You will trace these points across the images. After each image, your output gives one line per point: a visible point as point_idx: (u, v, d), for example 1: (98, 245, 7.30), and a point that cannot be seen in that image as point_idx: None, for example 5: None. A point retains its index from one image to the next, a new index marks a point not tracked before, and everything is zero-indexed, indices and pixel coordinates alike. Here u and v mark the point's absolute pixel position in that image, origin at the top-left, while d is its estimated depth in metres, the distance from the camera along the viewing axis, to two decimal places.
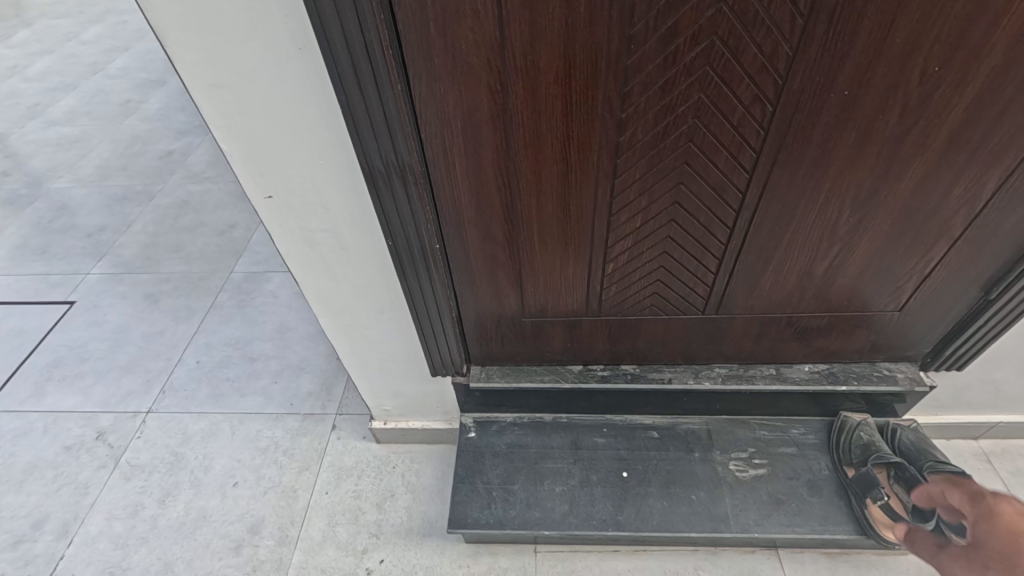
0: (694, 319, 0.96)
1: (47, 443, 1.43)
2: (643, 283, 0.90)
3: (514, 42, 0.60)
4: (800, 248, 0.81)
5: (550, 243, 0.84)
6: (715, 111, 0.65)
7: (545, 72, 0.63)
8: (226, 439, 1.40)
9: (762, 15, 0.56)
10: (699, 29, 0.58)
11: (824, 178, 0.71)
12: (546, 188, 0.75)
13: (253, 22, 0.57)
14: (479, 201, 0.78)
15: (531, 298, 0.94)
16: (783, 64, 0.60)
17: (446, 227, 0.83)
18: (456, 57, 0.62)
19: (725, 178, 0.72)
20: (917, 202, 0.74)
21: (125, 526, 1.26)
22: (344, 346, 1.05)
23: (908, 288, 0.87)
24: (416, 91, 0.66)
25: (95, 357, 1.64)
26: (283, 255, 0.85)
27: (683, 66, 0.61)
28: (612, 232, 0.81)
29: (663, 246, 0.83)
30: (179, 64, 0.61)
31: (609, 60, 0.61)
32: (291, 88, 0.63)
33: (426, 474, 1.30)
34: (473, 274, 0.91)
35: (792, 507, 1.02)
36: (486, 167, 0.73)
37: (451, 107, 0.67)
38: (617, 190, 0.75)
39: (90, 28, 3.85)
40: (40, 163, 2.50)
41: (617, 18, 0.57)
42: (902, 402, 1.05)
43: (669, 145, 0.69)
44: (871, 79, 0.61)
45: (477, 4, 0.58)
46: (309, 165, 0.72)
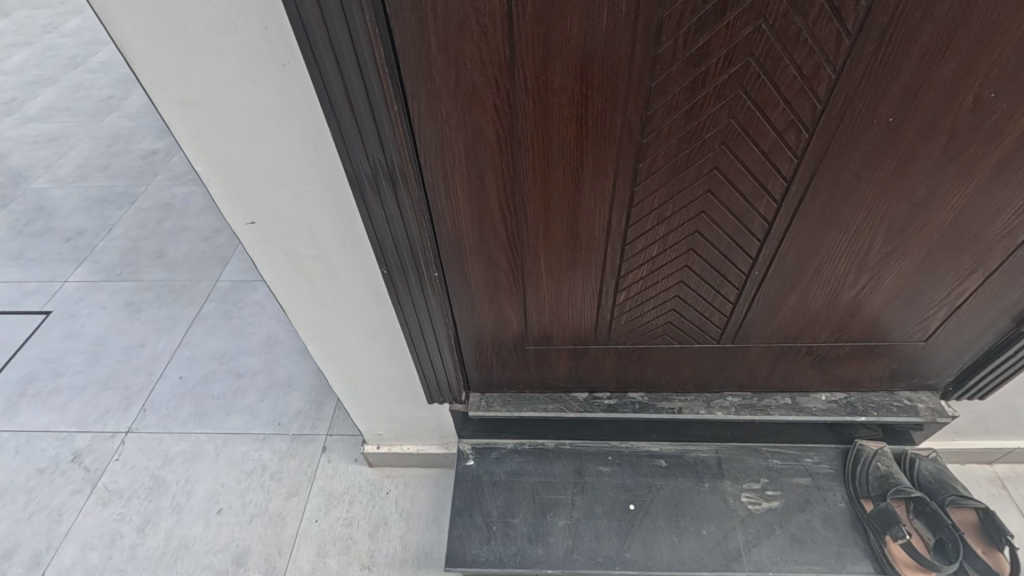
0: (708, 347, 0.92)
1: (19, 465, 1.35)
2: (656, 310, 0.85)
3: (525, 62, 0.55)
4: (826, 279, 0.77)
5: (559, 272, 0.78)
6: (745, 136, 0.60)
7: (561, 93, 0.57)
8: (209, 462, 1.33)
9: (805, 34, 0.52)
10: (730, 50, 0.53)
11: (859, 208, 0.66)
12: (554, 215, 0.70)
13: (229, 33, 0.50)
14: (483, 229, 0.72)
15: (538, 327, 0.89)
16: (825, 88, 0.55)
17: (445, 253, 0.77)
18: (460, 75, 0.56)
19: (750, 206, 0.68)
20: (956, 233, 0.69)
21: (102, 556, 1.19)
22: (335, 373, 0.99)
23: (937, 319, 0.83)
24: (414, 113, 0.60)
25: (71, 372, 1.55)
26: (268, 282, 0.79)
27: (713, 89, 0.56)
28: (625, 261, 0.76)
29: (679, 274, 0.79)
30: (144, 80, 0.54)
31: (633, 81, 0.56)
32: (274, 107, 0.57)
33: (420, 500, 1.24)
34: (476, 303, 0.85)
35: (807, 543, 0.97)
36: (489, 193, 0.67)
37: (452, 130, 0.61)
38: (633, 218, 0.70)
39: (71, 19, 3.72)
40: (16, 162, 2.40)
41: (645, 37, 0.52)
42: (920, 430, 1.01)
43: (692, 171, 0.64)
44: (919, 106, 0.56)
45: (484, 19, 0.52)
46: (294, 189, 0.65)
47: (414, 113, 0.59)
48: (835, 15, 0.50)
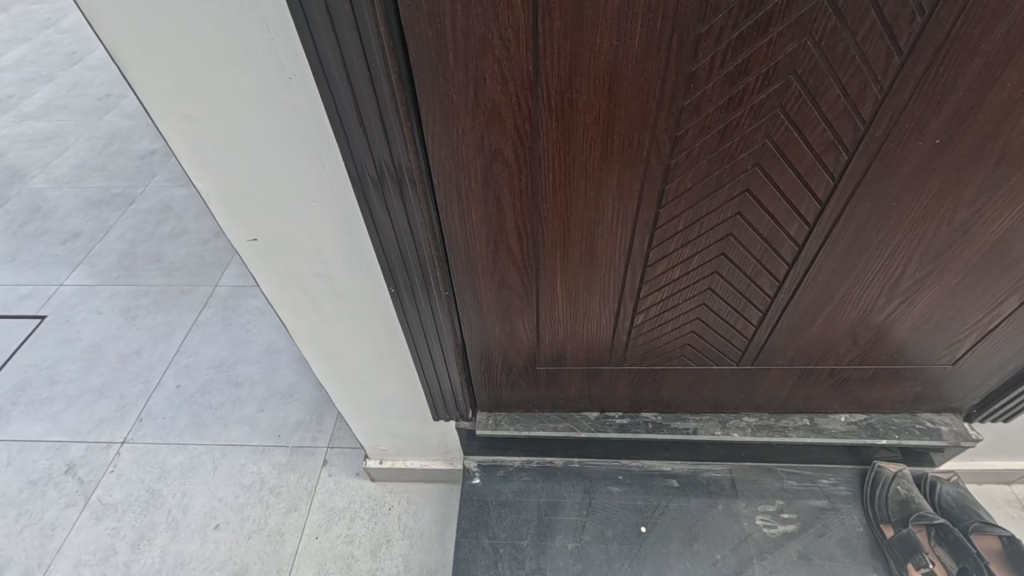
0: (728, 368, 0.92)
1: (11, 477, 1.31)
2: (678, 331, 0.86)
3: (549, 79, 0.53)
4: (856, 296, 0.77)
5: (576, 289, 0.78)
6: (780, 157, 0.60)
7: (586, 110, 0.56)
8: (207, 475, 1.30)
9: (852, 51, 0.51)
10: (769, 70, 0.53)
11: (895, 231, 0.68)
12: (574, 235, 0.69)
13: (232, 46, 0.47)
14: (496, 248, 0.71)
15: (549, 346, 0.88)
16: (869, 109, 0.55)
17: (458, 273, 0.75)
18: (480, 91, 0.55)
19: (780, 226, 0.68)
20: (995, 256, 0.70)
21: (95, 573, 1.15)
22: (338, 389, 0.96)
23: (965, 344, 0.84)
24: (427, 132, 0.58)
25: (65, 380, 1.52)
26: (270, 301, 0.75)
27: (752, 108, 0.56)
28: (646, 283, 0.77)
29: (702, 295, 0.80)
30: (141, 94, 0.51)
31: (665, 100, 0.55)
32: (279, 122, 0.53)
33: (423, 517, 1.20)
34: (484, 320, 0.83)
35: (826, 570, 0.93)
36: (507, 212, 0.66)
37: (469, 148, 0.60)
38: (656, 239, 0.70)
39: (70, 15, 3.68)
40: (12, 161, 2.36)
41: (681, 56, 0.51)
42: (940, 453, 0.99)
43: (722, 193, 0.65)
44: (966, 131, 0.57)
45: (509, 34, 0.50)
46: (300, 207, 0.62)
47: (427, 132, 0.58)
48: (887, 36, 0.50)
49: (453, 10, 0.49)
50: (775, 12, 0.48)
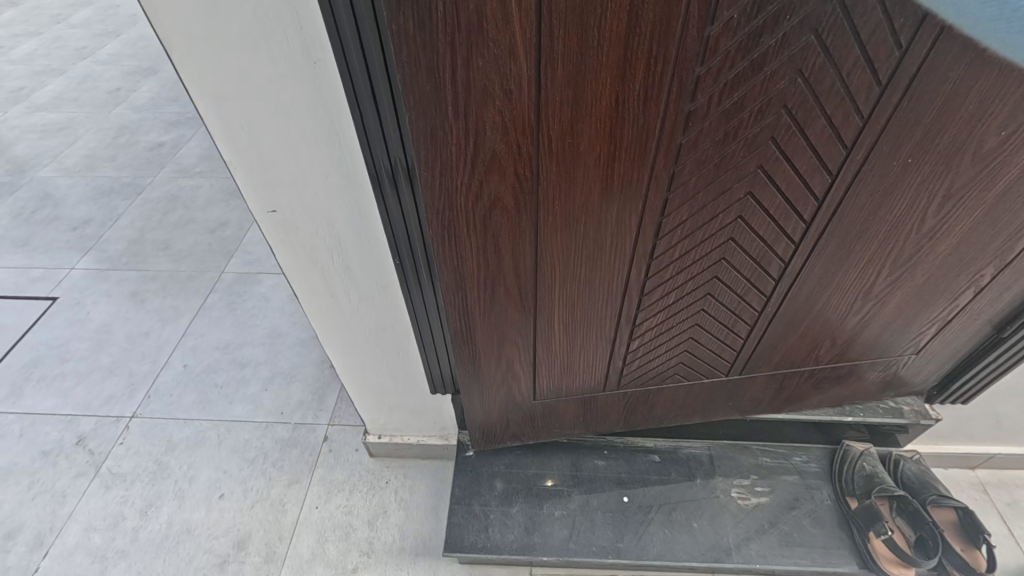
0: (717, 380, 0.99)
1: (24, 448, 1.37)
2: (672, 353, 0.93)
3: (551, 123, 0.57)
4: (836, 303, 0.84)
5: (574, 317, 0.82)
6: (770, 183, 0.66)
7: (588, 153, 0.60)
8: (212, 449, 1.36)
9: (837, 85, 0.56)
10: (759, 107, 0.57)
11: (871, 242, 0.74)
12: (573, 269, 0.74)
13: (266, 33, 0.54)
14: (497, 284, 0.75)
15: (545, 371, 0.93)
16: (851, 134, 0.61)
17: (453, 316, 0.79)
18: (482, 141, 0.58)
19: (768, 246, 0.75)
20: (955, 256, 0.77)
21: (104, 538, 1.21)
22: (342, 363, 1.02)
23: (928, 335, 0.91)
24: (422, 181, 0.61)
25: (76, 358, 1.57)
26: (283, 270, 0.82)
27: (745, 139, 0.61)
28: (640, 312, 0.83)
29: (696, 316, 0.86)
30: (182, 75, 0.57)
31: (664, 139, 0.59)
32: (301, 103, 0.60)
33: (419, 491, 1.26)
34: (484, 353, 0.87)
35: (795, 538, 1.00)
36: (507, 252, 0.70)
37: (472, 194, 0.63)
38: (652, 270, 0.76)
39: (80, 11, 3.76)
40: (23, 151, 2.43)
41: (681, 96, 0.55)
42: (905, 432, 1.08)
43: (718, 221, 0.70)
44: (932, 151, 0.63)
45: (508, 84, 0.53)
46: (318, 182, 0.69)
47: (427, 178, 0.61)
48: (870, 69, 0.55)
49: (454, 63, 0.51)
50: (770, 50, 0.53)
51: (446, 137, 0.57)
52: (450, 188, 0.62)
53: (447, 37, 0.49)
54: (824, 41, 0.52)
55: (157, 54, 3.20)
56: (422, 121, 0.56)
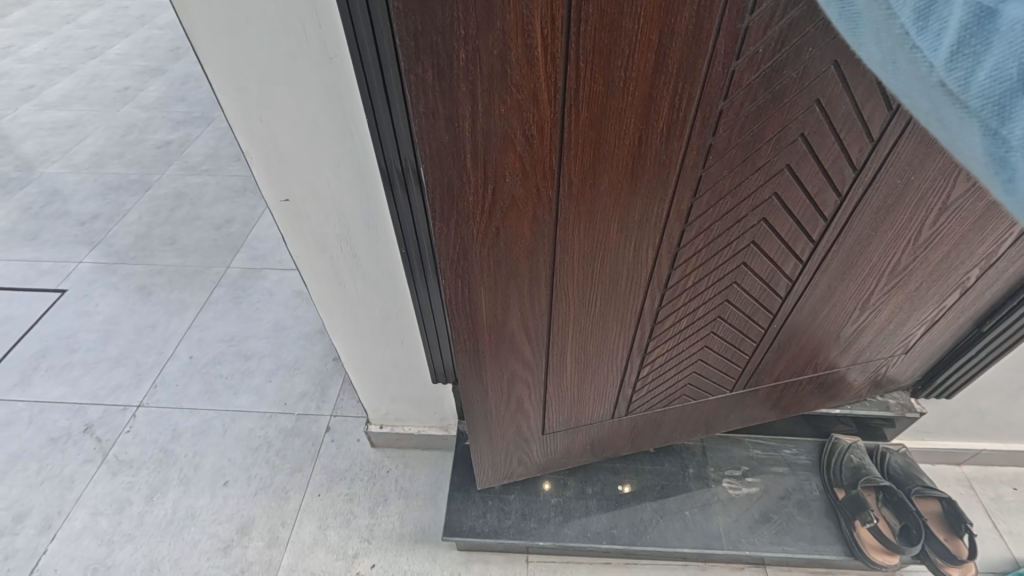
0: (723, 395, 1.01)
1: (33, 434, 1.40)
2: (682, 373, 0.94)
3: (571, 164, 0.57)
4: (838, 315, 0.87)
5: (586, 348, 0.83)
6: (781, 208, 0.68)
7: (609, 192, 0.61)
8: (217, 437, 1.39)
9: (849, 112, 0.58)
10: (773, 137, 0.59)
11: (873, 256, 0.77)
12: (590, 302, 0.75)
13: (289, 31, 0.57)
14: (512, 319, 0.75)
15: (553, 406, 0.93)
16: (858, 155, 0.63)
17: (465, 356, 0.80)
18: (503, 186, 0.59)
19: (777, 265, 0.77)
20: (947, 263, 0.80)
21: (111, 522, 1.23)
22: (347, 351, 1.05)
23: (915, 336, 0.95)
24: (437, 230, 0.63)
25: (84, 349, 1.61)
26: (294, 260, 0.85)
27: (758, 168, 0.62)
28: (652, 338, 0.84)
29: (706, 338, 0.88)
30: (207, 69, 0.61)
31: (684, 172, 0.60)
32: (317, 96, 0.64)
33: (419, 479, 1.29)
34: (496, 386, 0.87)
35: (783, 526, 1.04)
36: (524, 289, 0.71)
37: (491, 235, 0.64)
38: (666, 299, 0.77)
39: (89, 11, 3.82)
40: (33, 147, 2.47)
41: (702, 130, 0.56)
42: (891, 427, 1.13)
43: (731, 246, 0.72)
44: (928, 165, 0.66)
45: (533, 131, 0.54)
46: (331, 172, 0.73)
47: (446, 222, 0.62)
48: (881, 95, 0.57)
49: (476, 111, 0.52)
50: (789, 82, 0.54)
51: (467, 183, 0.58)
52: (469, 231, 0.63)
53: (471, 87, 0.50)
54: (839, 73, 0.54)
55: (165, 55, 3.25)
56: (441, 169, 0.56)
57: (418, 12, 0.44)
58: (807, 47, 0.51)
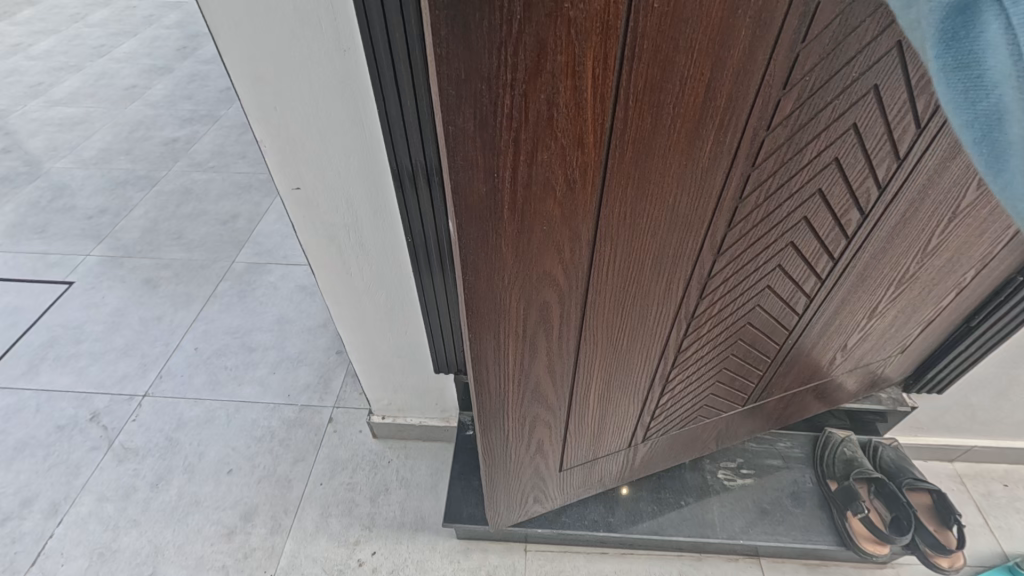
0: (736, 412, 1.00)
1: (40, 422, 1.42)
2: (700, 396, 0.91)
3: (612, 208, 0.51)
4: (845, 326, 0.87)
5: (610, 383, 0.78)
6: (808, 230, 0.65)
7: (645, 233, 0.55)
8: (221, 427, 1.41)
9: (881, 131, 0.55)
10: (809, 162, 0.55)
11: (885, 266, 0.76)
12: (617, 340, 0.70)
13: (305, 24, 0.61)
14: (538, 364, 0.70)
15: (572, 440, 0.89)
16: (882, 173, 0.60)
17: (490, 405, 0.74)
18: (536, 235, 0.52)
19: (797, 285, 0.74)
20: (947, 268, 0.81)
21: (116, 507, 1.26)
22: (353, 339, 1.07)
23: (912, 337, 0.96)
24: (468, 286, 0.56)
25: (91, 339, 1.63)
26: (304, 247, 0.88)
27: (793, 195, 0.58)
28: (673, 367, 0.80)
29: (725, 360, 0.85)
30: (225, 59, 0.64)
31: (722, 206, 0.55)
32: (330, 87, 0.67)
33: (420, 470, 1.31)
34: (516, 430, 0.81)
35: (776, 517, 1.07)
36: (551, 334, 0.65)
37: (520, 285, 0.57)
38: (691, 328, 0.73)
39: (97, 11, 3.86)
40: (41, 143, 2.50)
41: (743, 162, 0.51)
42: (884, 421, 1.16)
43: (757, 272, 0.68)
44: (941, 174, 0.63)
45: (572, 176, 0.47)
46: (342, 161, 0.75)
47: (482, 277, 0.55)
48: (912, 112, 0.54)
49: (517, 160, 0.45)
50: (829, 105, 0.50)
51: (501, 234, 0.51)
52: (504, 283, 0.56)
53: (511, 136, 0.43)
54: (880, 95, 0.51)
55: (172, 54, 3.29)
56: (479, 224, 0.50)
57: (461, 58, 0.38)
58: (856, 68, 0.47)
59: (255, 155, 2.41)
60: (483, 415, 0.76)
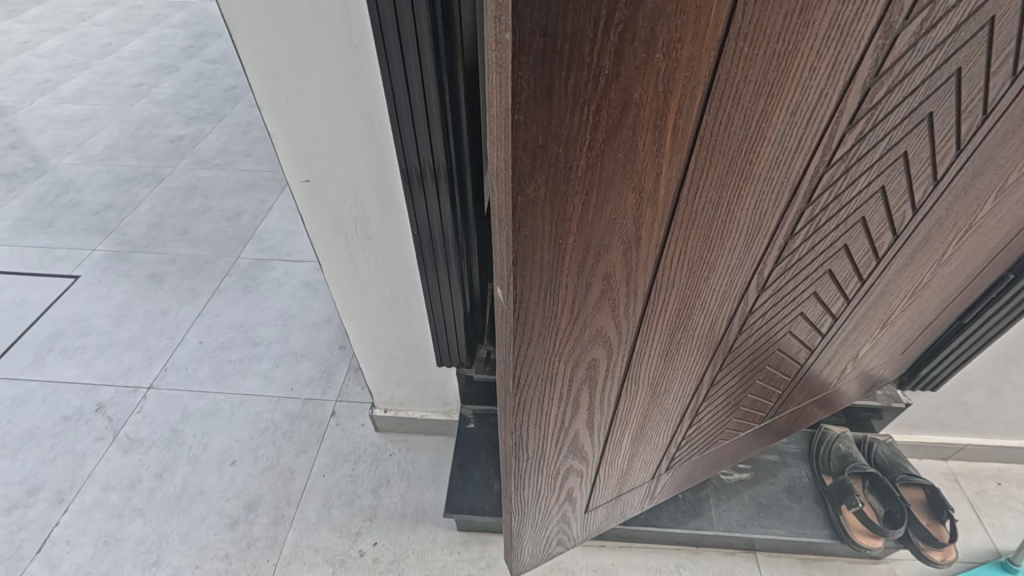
0: (750, 430, 0.96)
1: (46, 413, 1.44)
2: (723, 423, 0.88)
3: (670, 260, 0.47)
4: (854, 346, 0.83)
5: (644, 420, 0.75)
6: (846, 260, 0.59)
7: (696, 279, 0.50)
8: (225, 419, 1.43)
9: (931, 156, 0.49)
10: (855, 193, 0.48)
11: (903, 283, 0.71)
12: (656, 380, 0.66)
13: (319, 20, 0.63)
14: (577, 412, 0.66)
15: (597, 490, 0.90)
16: (922, 196, 0.54)
17: (530, 456, 0.71)
18: (589, 293, 0.47)
19: (823, 310, 0.68)
20: (948, 277, 0.79)
21: (121, 497, 1.27)
22: (357, 331, 1.09)
23: (913, 340, 0.96)
24: (520, 353, 0.51)
25: (96, 332, 1.65)
26: (312, 239, 0.90)
27: (839, 222, 0.52)
28: (705, 399, 0.76)
29: (749, 389, 0.81)
30: (241, 53, 0.66)
31: (772, 247, 0.50)
32: (342, 82, 0.69)
33: (422, 462, 1.33)
34: (550, 476, 0.79)
35: (772, 510, 1.09)
36: (592, 382, 0.61)
37: (568, 343, 0.53)
38: (726, 362, 0.69)
39: (104, 10, 3.90)
40: (48, 140, 2.52)
41: (800, 201, 0.45)
42: (879, 418, 1.18)
43: (790, 304, 0.63)
44: (972, 187, 0.58)
45: (634, 233, 0.43)
46: (352, 154, 0.77)
47: (538, 342, 0.51)
48: (957, 132, 0.48)
49: (583, 225, 0.40)
50: (885, 137, 0.44)
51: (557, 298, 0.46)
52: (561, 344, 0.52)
53: (579, 202, 0.38)
54: (932, 122, 0.45)
55: (178, 53, 3.32)
56: (540, 291, 0.45)
57: (539, 126, 0.32)
58: (918, 97, 0.41)
59: (261, 153, 2.44)
60: (520, 474, 0.74)
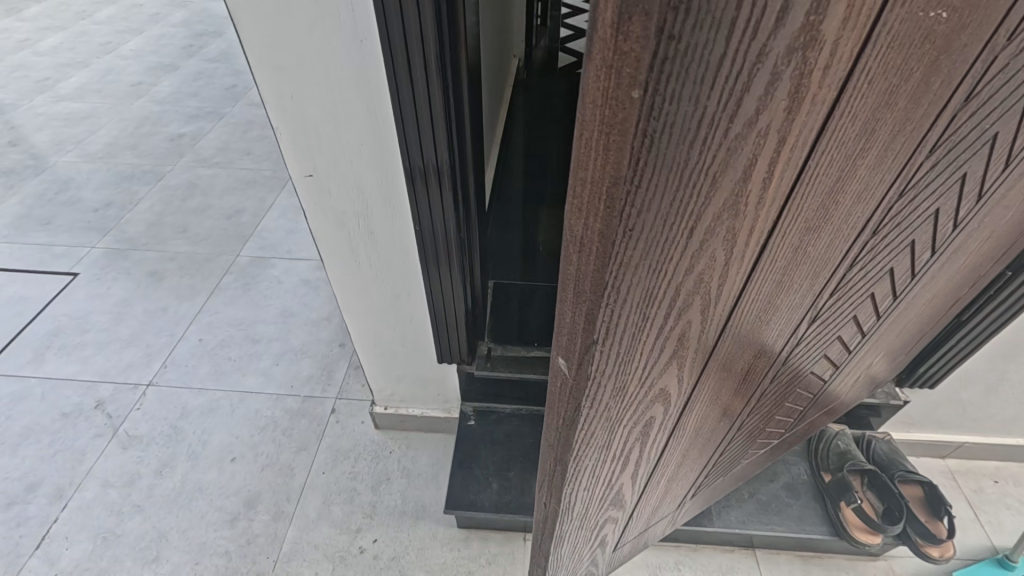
0: (764, 455, 0.91)
1: (45, 409, 1.44)
2: (742, 455, 0.81)
3: (741, 317, 0.40)
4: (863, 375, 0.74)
5: (679, 467, 0.68)
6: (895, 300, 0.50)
7: (762, 331, 0.44)
8: (225, 416, 1.42)
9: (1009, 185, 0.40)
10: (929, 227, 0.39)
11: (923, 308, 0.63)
12: (700, 429, 0.59)
13: (324, 15, 0.63)
14: (621, 476, 0.58)
15: (623, 537, 0.83)
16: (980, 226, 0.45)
17: (568, 524, 0.63)
18: (657, 364, 0.40)
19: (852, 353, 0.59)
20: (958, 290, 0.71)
21: (121, 493, 1.27)
22: (358, 327, 1.10)
23: (917, 344, 0.95)
24: (581, 435, 0.44)
25: (96, 329, 1.65)
26: (314, 234, 0.90)
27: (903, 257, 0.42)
28: (736, 437, 0.70)
29: (774, 426, 0.73)
30: (246, 48, 0.66)
31: (839, 295, 0.43)
32: (346, 77, 0.69)
33: (422, 460, 1.33)
34: (582, 537, 0.71)
35: (771, 506, 1.10)
36: (641, 446, 0.54)
37: (628, 416, 0.45)
38: (764, 404, 0.62)
39: (103, 8, 3.90)
40: (47, 137, 2.52)
41: (877, 245, 0.38)
42: (878, 416, 1.19)
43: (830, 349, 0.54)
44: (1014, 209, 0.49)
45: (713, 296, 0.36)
46: (355, 150, 0.78)
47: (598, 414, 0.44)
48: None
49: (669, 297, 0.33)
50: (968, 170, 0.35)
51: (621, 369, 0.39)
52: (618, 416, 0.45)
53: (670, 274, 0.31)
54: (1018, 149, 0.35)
55: (178, 52, 3.32)
56: (611, 368, 0.38)
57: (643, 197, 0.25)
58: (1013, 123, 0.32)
59: (260, 152, 2.44)
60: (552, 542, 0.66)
